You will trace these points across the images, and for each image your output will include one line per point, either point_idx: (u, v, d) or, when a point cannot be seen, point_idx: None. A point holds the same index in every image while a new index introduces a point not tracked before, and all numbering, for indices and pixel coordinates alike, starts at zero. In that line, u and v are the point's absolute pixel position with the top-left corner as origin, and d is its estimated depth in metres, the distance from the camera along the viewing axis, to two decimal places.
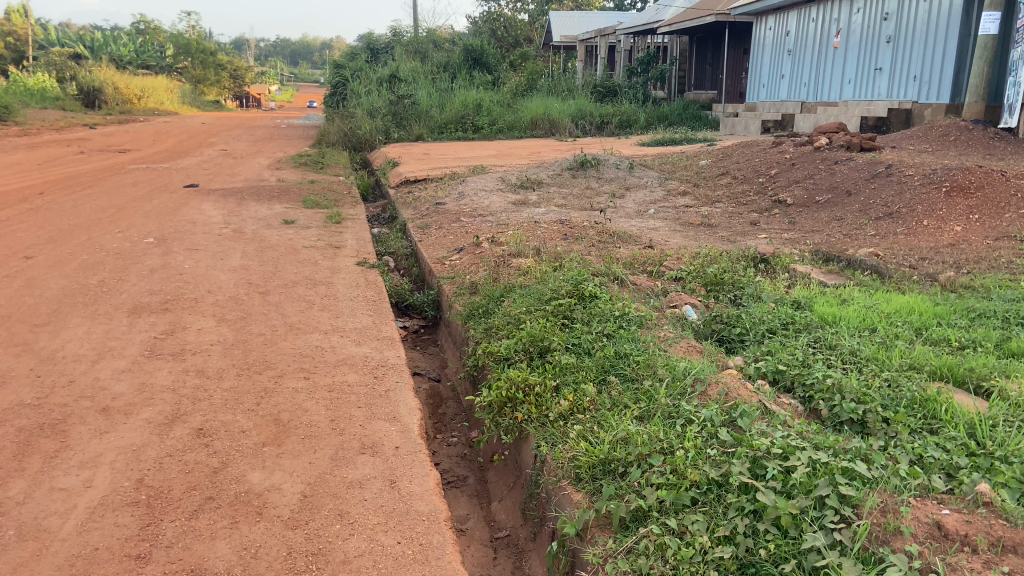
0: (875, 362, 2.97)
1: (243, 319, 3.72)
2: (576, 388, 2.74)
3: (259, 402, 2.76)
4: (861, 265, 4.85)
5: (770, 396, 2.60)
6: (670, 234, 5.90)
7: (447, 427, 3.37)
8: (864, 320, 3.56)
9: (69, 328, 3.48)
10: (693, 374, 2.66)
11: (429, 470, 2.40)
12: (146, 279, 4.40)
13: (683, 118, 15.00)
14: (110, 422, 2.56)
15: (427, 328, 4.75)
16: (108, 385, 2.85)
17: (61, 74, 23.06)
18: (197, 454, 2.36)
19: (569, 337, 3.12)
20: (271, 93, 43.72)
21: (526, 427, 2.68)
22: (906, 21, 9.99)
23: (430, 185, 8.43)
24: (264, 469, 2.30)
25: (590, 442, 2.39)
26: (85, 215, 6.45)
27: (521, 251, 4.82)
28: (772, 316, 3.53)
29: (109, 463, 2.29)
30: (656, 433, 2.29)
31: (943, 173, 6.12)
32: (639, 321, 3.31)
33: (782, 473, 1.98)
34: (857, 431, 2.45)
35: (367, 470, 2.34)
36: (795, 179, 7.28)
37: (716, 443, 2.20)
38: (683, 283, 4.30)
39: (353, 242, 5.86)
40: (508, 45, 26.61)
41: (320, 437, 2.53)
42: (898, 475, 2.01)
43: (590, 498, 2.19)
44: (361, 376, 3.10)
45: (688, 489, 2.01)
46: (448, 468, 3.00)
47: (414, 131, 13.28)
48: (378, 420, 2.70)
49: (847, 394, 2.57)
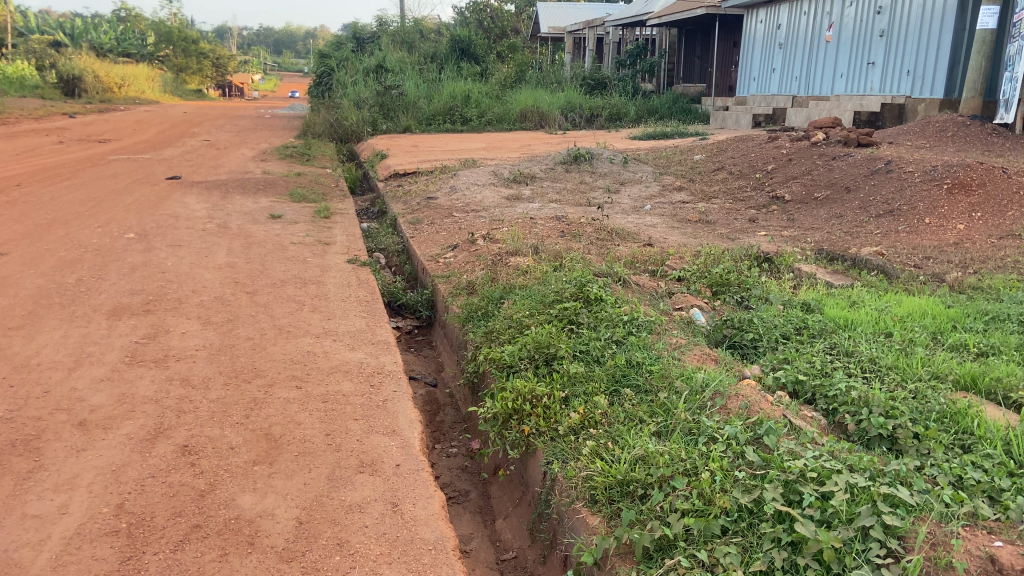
0: (896, 371, 2.83)
1: (230, 322, 3.53)
2: (587, 400, 2.58)
3: (249, 415, 2.58)
4: (866, 264, 4.72)
5: (794, 410, 2.46)
6: (669, 231, 5.76)
7: (446, 436, 3.22)
8: (877, 323, 3.42)
9: (45, 331, 3.29)
10: (712, 387, 2.51)
11: (434, 491, 2.24)
12: (127, 277, 4.20)
13: (673, 112, 14.87)
14: (88, 437, 2.37)
15: (421, 329, 4.60)
16: (85, 396, 2.66)
17: (40, 61, 22.55)
18: (182, 474, 2.18)
19: (576, 343, 2.97)
20: (255, 82, 43.25)
21: (535, 441, 2.52)
22: (900, 15, 9.86)
23: (420, 178, 8.24)
24: (255, 492, 2.13)
25: (605, 460, 2.24)
26: (63, 209, 6.20)
27: (517, 249, 4.65)
28: (785, 321, 3.38)
29: (86, 485, 2.11)
30: (678, 452, 2.14)
31: (944, 169, 5.99)
32: (648, 327, 3.16)
33: (819, 499, 1.84)
34: (887, 448, 2.32)
35: (366, 492, 2.18)
36: (792, 175, 7.16)
37: (743, 464, 2.05)
38: (688, 283, 4.16)
39: (342, 238, 5.67)
40: (495, 36, 26.31)
41: (315, 454, 2.36)
42: (940, 501, 1.89)
43: (609, 524, 2.04)
44: (356, 385, 2.93)
45: (717, 517, 1.87)
46: (448, 483, 2.84)
47: (402, 122, 13.13)
48: (376, 434, 2.54)
49: (875, 408, 2.43)
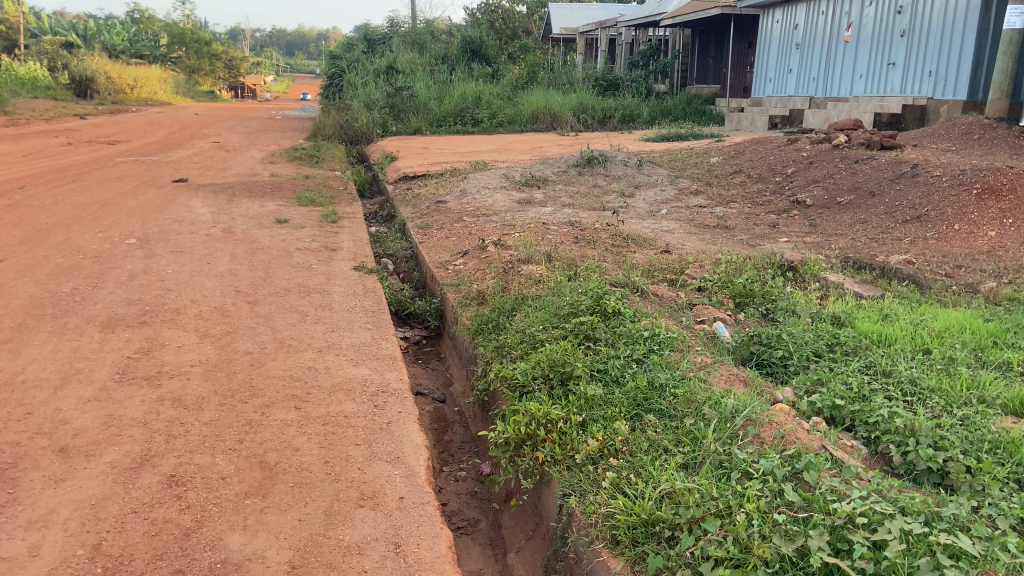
0: (939, 394, 2.63)
1: (229, 334, 3.36)
2: (606, 425, 2.39)
3: (242, 440, 2.41)
4: (895, 273, 4.47)
5: (834, 441, 2.27)
6: (687, 237, 5.55)
7: (454, 457, 3.04)
8: (914, 340, 3.22)
9: (33, 345, 3.12)
10: (743, 414, 2.31)
11: (440, 529, 2.05)
12: (125, 286, 4.04)
13: (687, 113, 14.64)
14: (69, 466, 2.20)
15: (429, 339, 4.42)
16: (70, 418, 2.49)
17: (53, 63, 22.55)
18: (166, 509, 2.00)
19: (592, 362, 2.77)
20: (268, 85, 43.31)
21: (550, 469, 2.33)
22: (921, 14, 9.60)
23: (430, 181, 8.06)
24: (245, 530, 1.95)
25: (627, 495, 2.05)
26: (64, 213, 6.06)
27: (530, 257, 4.46)
28: (816, 337, 3.17)
29: (62, 522, 1.93)
30: (708, 489, 1.95)
31: (974, 173, 5.76)
32: (671, 343, 2.95)
33: (871, 550, 1.67)
34: (936, 484, 2.13)
35: (366, 529, 2.00)
36: (813, 179, 6.92)
37: (783, 504, 1.86)
38: (709, 294, 3.95)
39: (350, 243, 5.50)
40: (507, 36, 26.10)
41: (312, 485, 2.18)
42: (1005, 550, 1.70)
43: (632, 570, 1.85)
44: (359, 405, 2.75)
45: (756, 568, 1.69)
46: (457, 511, 2.66)
47: (412, 124, 12.96)
48: (378, 461, 2.36)
49: (922, 438, 2.23)
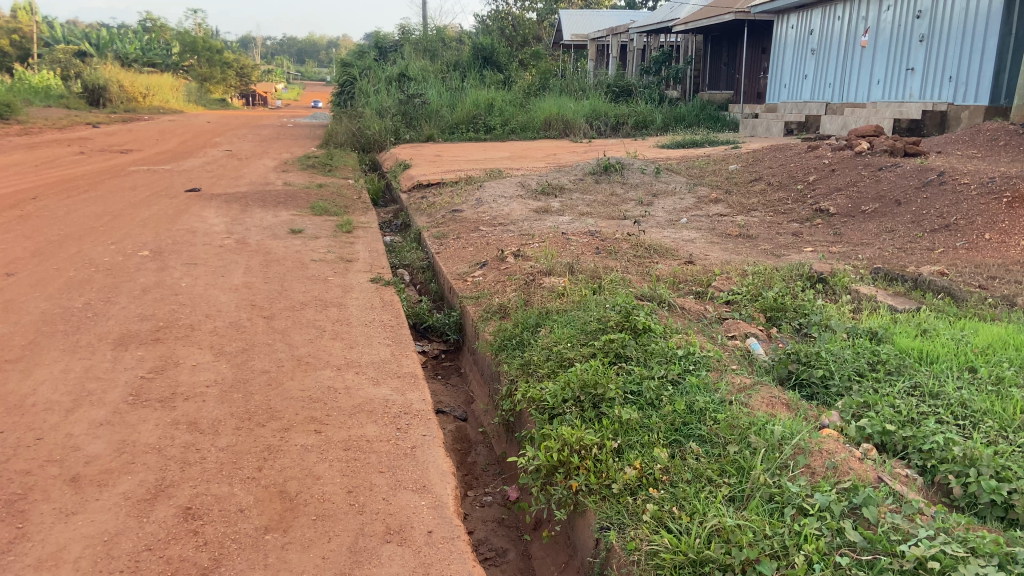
0: (992, 417, 2.49)
1: (245, 352, 3.25)
2: (644, 453, 2.26)
3: (261, 467, 2.29)
4: (929, 285, 4.32)
5: (889, 472, 2.14)
6: (709, 247, 5.42)
7: (479, 481, 2.92)
8: (958, 357, 3.07)
9: (44, 365, 3.03)
10: (792, 441, 2.19)
11: (471, 567, 1.94)
12: (139, 300, 3.95)
13: (701, 119, 14.52)
14: (80, 497, 2.09)
15: (449, 353, 4.31)
16: (82, 444, 2.39)
17: (66, 71, 22.64)
18: (182, 547, 1.89)
19: (625, 383, 2.63)
20: (278, 90, 43.48)
21: (584, 499, 2.20)
22: (941, 19, 9.45)
23: (445, 189, 7.95)
24: (266, 570, 1.84)
25: (671, 530, 1.92)
26: (77, 224, 5.98)
27: (551, 268, 4.34)
28: (855, 354, 3.03)
29: (73, 561, 1.83)
30: (762, 526, 1.83)
31: (1003, 181, 5.61)
32: (707, 363, 2.82)
33: None
34: (1001, 518, 2.00)
35: (394, 568, 1.88)
36: (836, 186, 6.77)
37: (845, 546, 1.75)
38: (739, 307, 3.82)
39: (365, 254, 5.40)
40: (518, 44, 25.95)
41: (336, 518, 2.07)
42: None
43: None
44: (381, 428, 2.63)
45: None
46: (484, 540, 2.53)
47: (424, 131, 12.77)
48: (404, 491, 2.24)
49: (984, 468, 2.10)
